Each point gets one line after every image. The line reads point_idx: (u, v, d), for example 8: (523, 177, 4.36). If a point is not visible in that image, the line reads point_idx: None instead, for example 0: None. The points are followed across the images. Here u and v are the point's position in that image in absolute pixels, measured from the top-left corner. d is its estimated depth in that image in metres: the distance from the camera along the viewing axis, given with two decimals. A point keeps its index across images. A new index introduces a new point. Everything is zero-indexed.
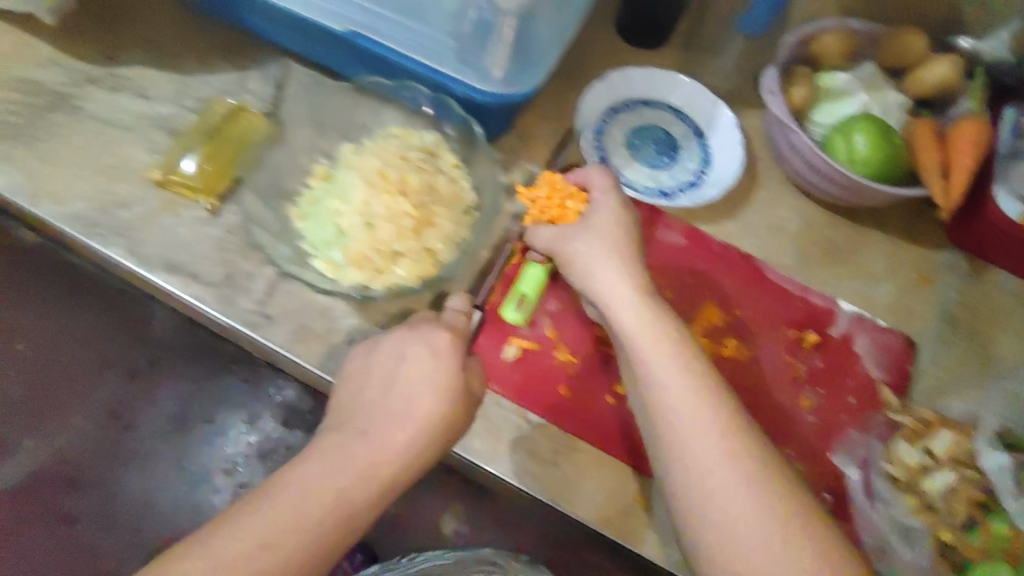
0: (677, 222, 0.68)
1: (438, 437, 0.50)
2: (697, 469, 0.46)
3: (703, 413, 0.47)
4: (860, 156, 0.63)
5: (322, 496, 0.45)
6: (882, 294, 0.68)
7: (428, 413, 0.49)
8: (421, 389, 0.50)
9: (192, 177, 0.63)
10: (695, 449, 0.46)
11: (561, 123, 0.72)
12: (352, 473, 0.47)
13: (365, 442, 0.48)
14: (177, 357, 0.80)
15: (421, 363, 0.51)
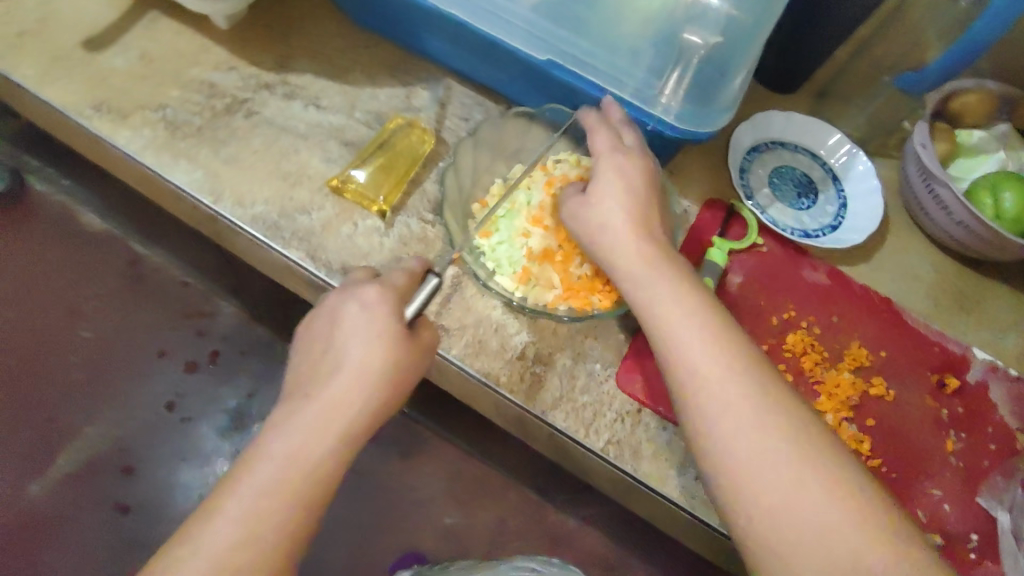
0: (821, 263, 0.70)
1: (389, 385, 0.48)
2: (730, 445, 0.44)
3: (727, 386, 0.45)
4: (1008, 213, 0.66)
5: (297, 467, 0.45)
6: (1012, 343, 0.71)
7: (376, 366, 0.48)
8: (362, 342, 0.48)
9: (368, 188, 0.65)
10: (730, 422, 0.44)
11: (708, 157, 0.74)
12: (311, 440, 0.45)
13: (314, 406, 0.47)
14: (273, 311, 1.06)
15: (360, 322, 0.49)
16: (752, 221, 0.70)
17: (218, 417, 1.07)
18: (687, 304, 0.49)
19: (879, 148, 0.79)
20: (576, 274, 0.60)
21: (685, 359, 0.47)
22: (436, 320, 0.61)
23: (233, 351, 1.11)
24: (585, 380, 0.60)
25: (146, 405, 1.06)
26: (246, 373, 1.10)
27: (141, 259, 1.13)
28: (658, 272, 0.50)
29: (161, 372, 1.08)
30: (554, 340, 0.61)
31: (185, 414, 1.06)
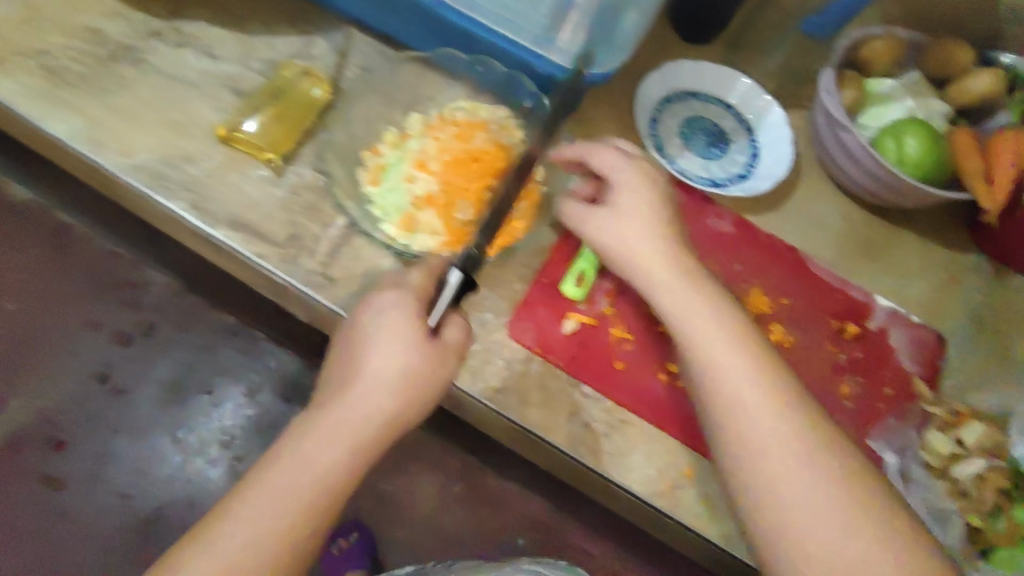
0: (727, 212, 0.69)
1: (415, 394, 0.51)
2: (773, 456, 0.47)
3: (762, 385, 0.48)
4: (910, 158, 0.66)
5: (316, 472, 0.48)
6: (915, 291, 0.72)
7: (395, 375, 0.50)
8: (388, 352, 0.50)
9: (258, 138, 0.63)
10: (760, 433, 0.47)
11: (617, 107, 0.73)
12: (331, 445, 0.48)
13: (341, 415, 0.49)
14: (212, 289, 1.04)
15: (384, 330, 0.51)
16: (658, 169, 0.69)
17: (155, 389, 1.06)
18: (714, 319, 0.51)
19: (795, 97, 0.78)
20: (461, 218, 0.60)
21: (713, 374, 0.49)
22: (325, 272, 0.60)
23: (168, 323, 1.09)
24: (475, 330, 0.59)
25: (79, 373, 1.05)
26: (182, 344, 1.08)
27: (67, 227, 1.11)
28: (680, 287, 0.53)
29: (91, 343, 1.06)
30: None
31: (121, 386, 1.05)
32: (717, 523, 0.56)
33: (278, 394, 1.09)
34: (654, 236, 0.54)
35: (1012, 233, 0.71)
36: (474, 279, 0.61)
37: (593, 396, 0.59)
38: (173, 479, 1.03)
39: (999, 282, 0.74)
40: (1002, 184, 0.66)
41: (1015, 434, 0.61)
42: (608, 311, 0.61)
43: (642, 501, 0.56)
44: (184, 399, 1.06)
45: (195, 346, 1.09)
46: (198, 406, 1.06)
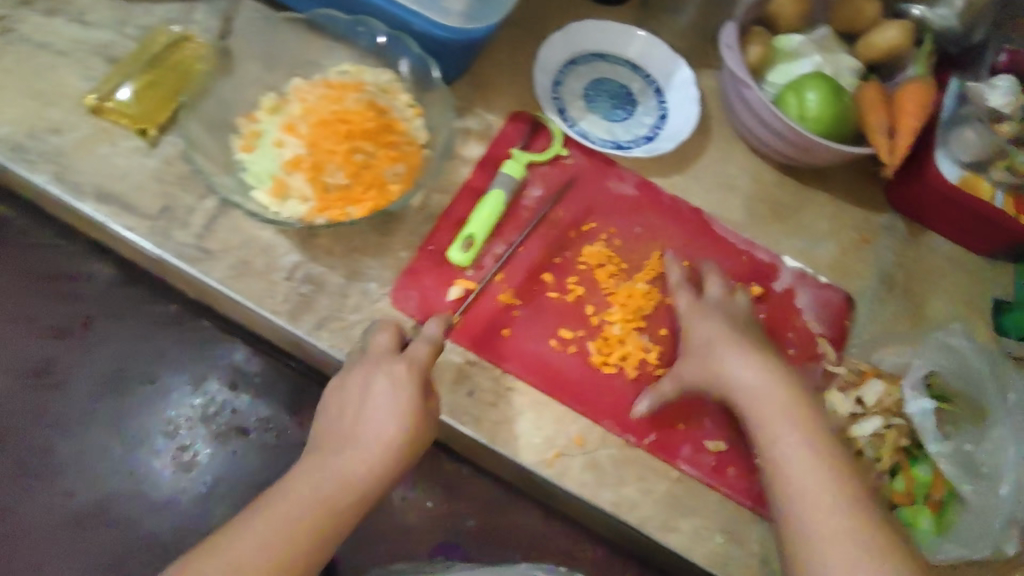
0: (630, 174, 0.68)
1: (402, 457, 0.51)
2: (833, 548, 0.49)
3: (818, 476, 0.51)
4: (811, 113, 0.64)
5: (296, 525, 0.47)
6: (826, 251, 0.70)
7: (395, 439, 0.51)
8: (385, 418, 0.51)
9: (130, 106, 0.60)
10: (837, 540, 0.49)
11: (517, 70, 0.70)
12: (313, 502, 0.48)
13: (331, 475, 0.49)
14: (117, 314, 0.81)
15: (389, 397, 0.51)
16: (556, 131, 0.67)
17: (93, 383, 0.79)
18: (794, 431, 0.54)
19: (702, 58, 0.76)
20: (331, 184, 0.55)
21: (796, 491, 0.51)
22: (198, 244, 0.57)
23: (105, 315, 0.81)
24: (357, 300, 0.57)
25: (2, 368, 0.78)
26: (114, 337, 0.80)
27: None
28: (767, 409, 0.55)
29: (21, 341, 0.79)
30: (328, 258, 0.58)
31: (57, 377, 0.79)
32: (606, 490, 0.55)
33: (225, 384, 0.81)
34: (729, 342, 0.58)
35: (921, 191, 0.70)
36: (357, 247, 0.59)
37: (479, 363, 0.57)
38: (121, 473, 0.78)
39: (912, 241, 0.73)
40: (904, 137, 0.64)
41: (910, 391, 0.59)
42: (495, 278, 0.60)
43: (529, 470, 0.55)
44: (126, 392, 0.79)
45: (137, 331, 0.80)
46: (138, 399, 0.79)
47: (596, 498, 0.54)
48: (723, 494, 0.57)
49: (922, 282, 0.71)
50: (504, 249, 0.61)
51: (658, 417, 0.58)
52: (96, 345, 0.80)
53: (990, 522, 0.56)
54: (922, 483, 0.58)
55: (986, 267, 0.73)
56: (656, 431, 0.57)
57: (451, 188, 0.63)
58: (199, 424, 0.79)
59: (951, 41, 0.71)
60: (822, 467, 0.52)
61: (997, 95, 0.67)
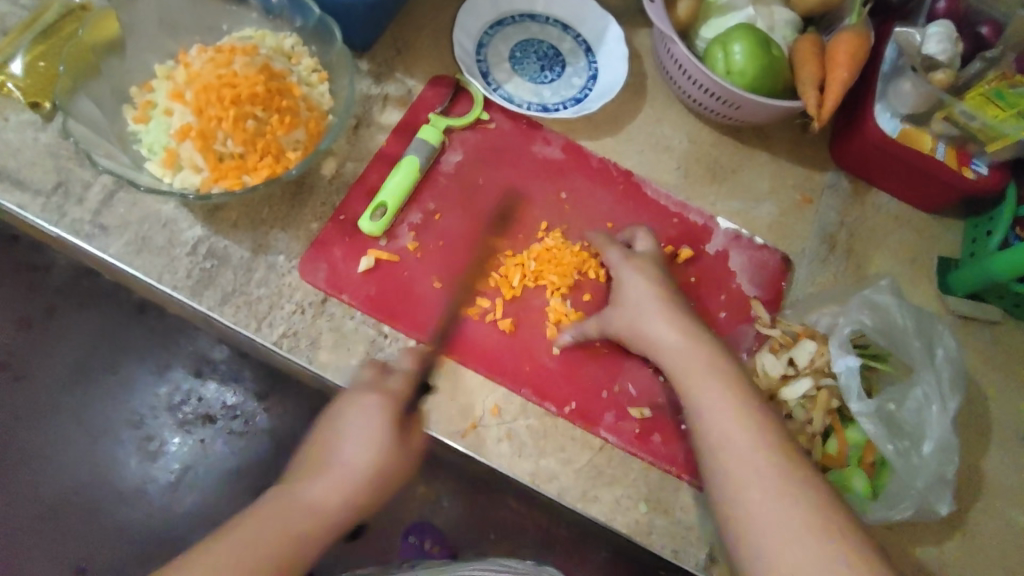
0: (556, 137, 0.65)
1: (377, 488, 0.50)
2: (759, 500, 0.47)
3: (743, 432, 0.49)
4: (737, 67, 0.62)
5: (259, 553, 0.44)
6: (764, 213, 0.68)
7: (370, 468, 0.49)
8: (361, 448, 0.50)
9: (21, 79, 0.57)
10: (762, 497, 0.47)
11: (439, 32, 0.68)
12: (282, 531, 0.46)
13: (298, 503, 0.47)
14: (77, 305, 0.79)
15: (361, 429, 0.50)
16: (477, 96, 0.64)
17: (60, 372, 0.78)
18: (721, 390, 0.51)
19: (636, 16, 0.73)
20: (223, 153, 0.52)
21: (721, 449, 0.49)
22: (93, 220, 0.55)
23: (68, 305, 0.79)
24: (262, 273, 0.55)
25: None
26: (83, 330, 0.79)
27: None
28: (696, 365, 0.52)
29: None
30: (232, 231, 0.56)
31: (18, 370, 0.77)
32: (525, 461, 0.53)
33: (189, 372, 0.79)
34: (658, 304, 0.55)
35: (862, 148, 0.68)
36: (263, 218, 0.56)
37: (393, 335, 0.55)
38: (83, 465, 0.76)
39: (856, 200, 0.70)
40: (834, 88, 0.62)
41: (837, 348, 0.57)
42: (409, 247, 0.58)
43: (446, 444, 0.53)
44: (90, 381, 0.78)
45: (98, 323, 0.79)
46: (104, 389, 0.78)
47: (514, 471, 0.53)
48: (646, 461, 0.55)
49: (866, 242, 0.69)
50: (420, 218, 0.59)
51: (578, 384, 0.56)
52: (56, 338, 0.78)
53: (916, 482, 0.54)
54: (854, 446, 0.56)
55: (934, 226, 0.71)
56: (577, 399, 0.56)
57: (366, 157, 0.61)
58: (179, 428, 0.78)
59: None
60: (748, 424, 0.49)
61: (932, 43, 0.63)
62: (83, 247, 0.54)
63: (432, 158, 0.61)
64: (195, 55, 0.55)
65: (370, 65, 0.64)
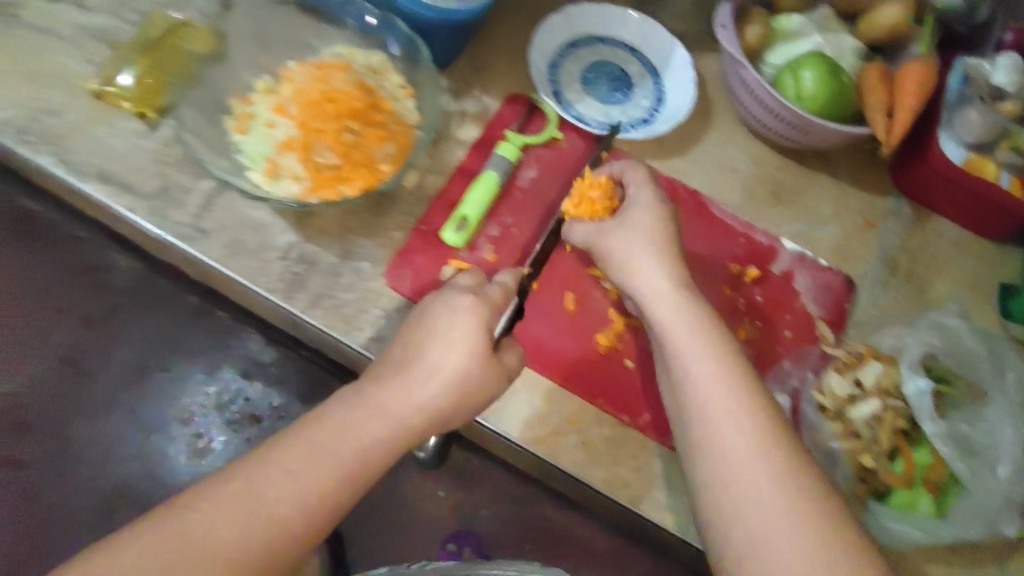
0: (627, 156, 0.67)
1: (468, 395, 0.49)
2: (730, 457, 0.46)
3: (722, 388, 0.48)
4: (807, 92, 0.63)
5: (353, 444, 0.45)
6: (827, 234, 0.69)
7: (455, 372, 0.49)
8: (450, 349, 0.49)
9: (129, 90, 0.61)
10: (737, 457, 0.45)
11: (516, 54, 0.70)
12: (371, 422, 0.46)
13: (386, 395, 0.47)
14: (137, 305, 0.82)
15: (455, 332, 0.50)
16: (551, 114, 0.67)
17: (119, 372, 0.80)
18: (704, 343, 0.50)
19: (703, 41, 0.76)
20: (324, 165, 0.56)
21: (703, 417, 0.47)
22: (193, 223, 0.58)
23: (130, 304, 0.82)
24: (349, 279, 0.57)
25: (37, 355, 0.80)
26: (141, 327, 0.81)
27: (33, 214, 0.82)
28: (681, 327, 0.51)
29: (59, 327, 0.81)
30: (322, 239, 0.58)
31: (82, 365, 0.80)
32: (598, 468, 0.55)
33: (238, 372, 0.82)
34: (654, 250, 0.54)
35: (927, 174, 0.69)
36: (350, 226, 0.59)
37: None
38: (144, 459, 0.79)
39: (918, 226, 0.72)
40: (903, 116, 0.63)
41: (908, 371, 0.58)
42: (489, 258, 0.60)
43: (524, 449, 0.55)
44: (146, 379, 0.80)
45: (154, 326, 0.81)
46: (155, 385, 0.80)
47: (590, 477, 0.54)
48: None
49: (927, 267, 0.70)
50: (498, 231, 0.61)
51: (652, 397, 0.58)
52: (115, 337, 0.81)
53: (980, 502, 0.55)
54: (919, 465, 0.56)
55: (995, 253, 0.72)
56: (651, 410, 0.57)
57: (447, 171, 0.63)
58: (225, 426, 0.80)
59: (958, 20, 0.70)
60: (732, 393, 0.48)
61: (999, 73, 0.66)
62: (184, 249, 0.57)
63: (512, 175, 0.64)
64: (295, 74, 0.60)
65: (450, 83, 0.67)
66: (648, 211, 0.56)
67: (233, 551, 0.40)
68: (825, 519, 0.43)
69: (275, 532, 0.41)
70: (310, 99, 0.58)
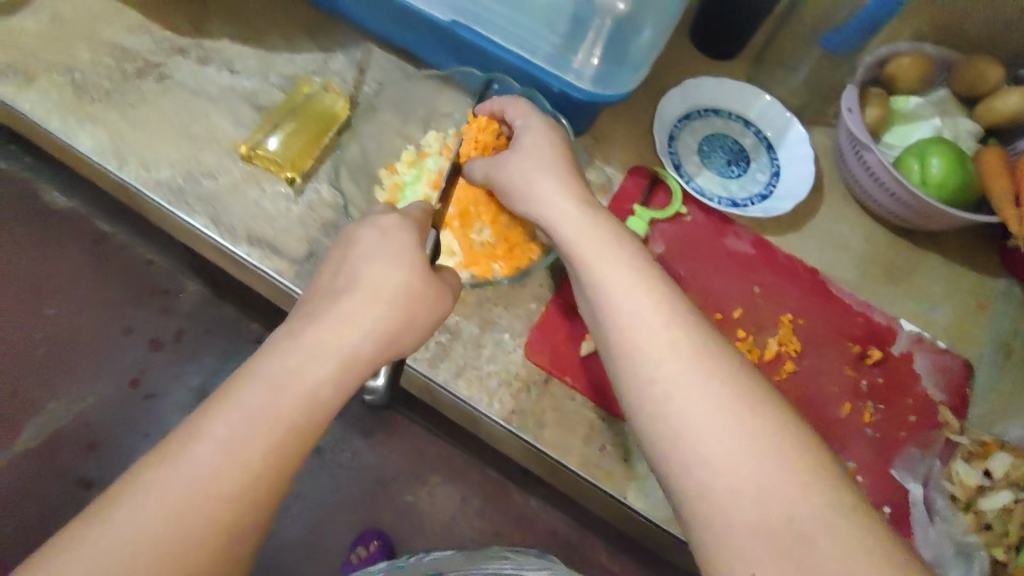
0: (746, 232, 0.69)
1: (415, 309, 0.47)
2: (674, 389, 0.42)
3: (662, 324, 0.44)
4: (934, 179, 0.64)
5: (299, 385, 0.41)
6: (941, 316, 0.69)
7: (396, 289, 0.47)
8: (388, 268, 0.47)
9: (278, 155, 0.63)
10: (683, 395, 0.41)
11: (637, 125, 0.72)
12: (314, 353, 0.43)
13: (318, 324, 0.44)
14: (201, 331, 1.08)
15: (381, 257, 0.48)
16: (675, 189, 0.69)
17: (182, 393, 1.05)
18: (629, 274, 0.47)
19: (816, 115, 0.77)
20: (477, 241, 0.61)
21: (641, 345, 0.44)
22: None
23: (194, 330, 1.08)
24: (490, 350, 0.60)
25: (110, 381, 1.03)
26: (205, 352, 1.07)
27: (104, 236, 1.07)
28: (605, 263, 0.48)
29: (125, 349, 1.04)
30: (464, 309, 0.60)
31: (147, 389, 1.04)
32: None
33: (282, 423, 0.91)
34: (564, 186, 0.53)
35: None
36: (488, 296, 0.61)
37: (610, 419, 0.59)
38: None
39: None
40: None
41: None
42: None
43: (661, 527, 0.56)
44: None
45: (218, 348, 1.08)
46: None
47: None
48: None
49: None
50: None
51: None
52: (184, 363, 1.06)
53: None
54: None
55: None
56: None
57: None
58: None
59: None
60: (661, 311, 0.45)
61: None
62: None
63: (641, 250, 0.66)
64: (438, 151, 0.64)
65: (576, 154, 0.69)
66: (540, 136, 0.56)
67: (192, 531, 0.36)
68: (777, 436, 0.39)
69: (235, 500, 0.38)
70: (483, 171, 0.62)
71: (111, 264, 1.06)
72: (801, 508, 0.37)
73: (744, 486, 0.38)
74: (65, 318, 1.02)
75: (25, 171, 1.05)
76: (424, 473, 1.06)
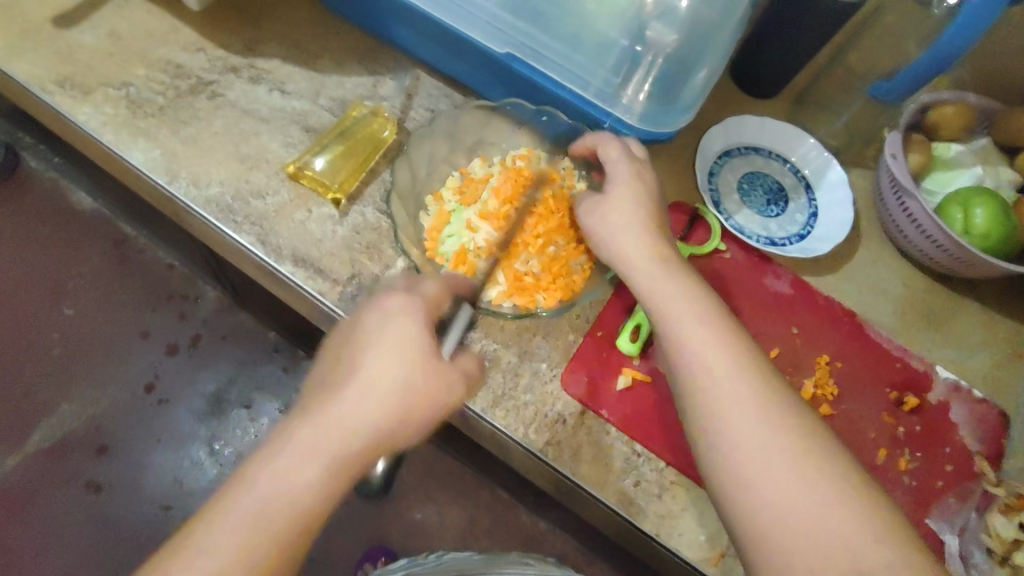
0: (785, 272, 0.69)
1: (417, 410, 0.45)
2: (746, 438, 0.44)
3: (734, 378, 0.46)
4: (976, 228, 0.64)
5: (302, 482, 0.41)
6: (977, 363, 0.69)
7: (399, 381, 0.45)
8: (391, 356, 0.46)
9: (327, 177, 0.64)
10: (756, 440, 0.44)
11: (677, 161, 0.73)
12: (320, 448, 0.43)
13: (327, 414, 0.44)
14: (222, 341, 1.06)
15: (391, 335, 0.46)
16: (715, 226, 0.69)
17: (196, 400, 1.02)
18: (706, 328, 0.49)
19: (855, 157, 0.77)
20: (522, 271, 0.61)
21: (706, 391, 0.47)
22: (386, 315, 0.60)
23: (212, 337, 1.06)
24: (529, 380, 0.60)
25: (126, 385, 1.01)
26: (224, 358, 1.05)
27: (128, 239, 1.09)
28: (679, 300, 0.51)
29: (142, 354, 1.03)
30: (503, 337, 0.61)
31: (161, 394, 1.02)
32: None
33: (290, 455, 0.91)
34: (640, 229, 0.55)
35: None
36: (528, 325, 0.62)
37: (645, 455, 0.58)
38: None
39: None
40: None
41: None
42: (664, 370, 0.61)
43: (693, 569, 0.55)
44: (223, 411, 1.02)
45: (239, 358, 1.05)
46: (231, 419, 1.02)
47: None
48: None
49: None
50: None
51: None
52: (202, 369, 1.04)
53: None
54: None
55: None
56: None
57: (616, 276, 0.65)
58: None
59: None
60: (734, 363, 0.47)
61: None
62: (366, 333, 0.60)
63: None
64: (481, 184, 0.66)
65: None
66: (635, 175, 0.57)
67: None
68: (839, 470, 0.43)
69: None
70: (524, 207, 0.64)
71: (139, 269, 1.07)
72: (869, 556, 0.40)
73: (817, 530, 0.41)
74: (90, 320, 1.03)
75: (52, 170, 1.09)
76: (435, 493, 1.04)
